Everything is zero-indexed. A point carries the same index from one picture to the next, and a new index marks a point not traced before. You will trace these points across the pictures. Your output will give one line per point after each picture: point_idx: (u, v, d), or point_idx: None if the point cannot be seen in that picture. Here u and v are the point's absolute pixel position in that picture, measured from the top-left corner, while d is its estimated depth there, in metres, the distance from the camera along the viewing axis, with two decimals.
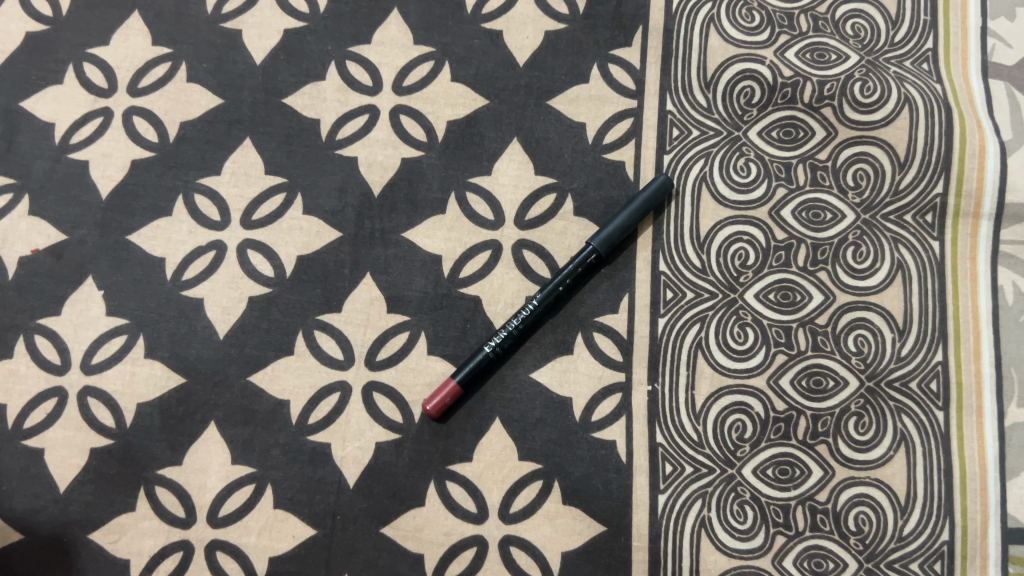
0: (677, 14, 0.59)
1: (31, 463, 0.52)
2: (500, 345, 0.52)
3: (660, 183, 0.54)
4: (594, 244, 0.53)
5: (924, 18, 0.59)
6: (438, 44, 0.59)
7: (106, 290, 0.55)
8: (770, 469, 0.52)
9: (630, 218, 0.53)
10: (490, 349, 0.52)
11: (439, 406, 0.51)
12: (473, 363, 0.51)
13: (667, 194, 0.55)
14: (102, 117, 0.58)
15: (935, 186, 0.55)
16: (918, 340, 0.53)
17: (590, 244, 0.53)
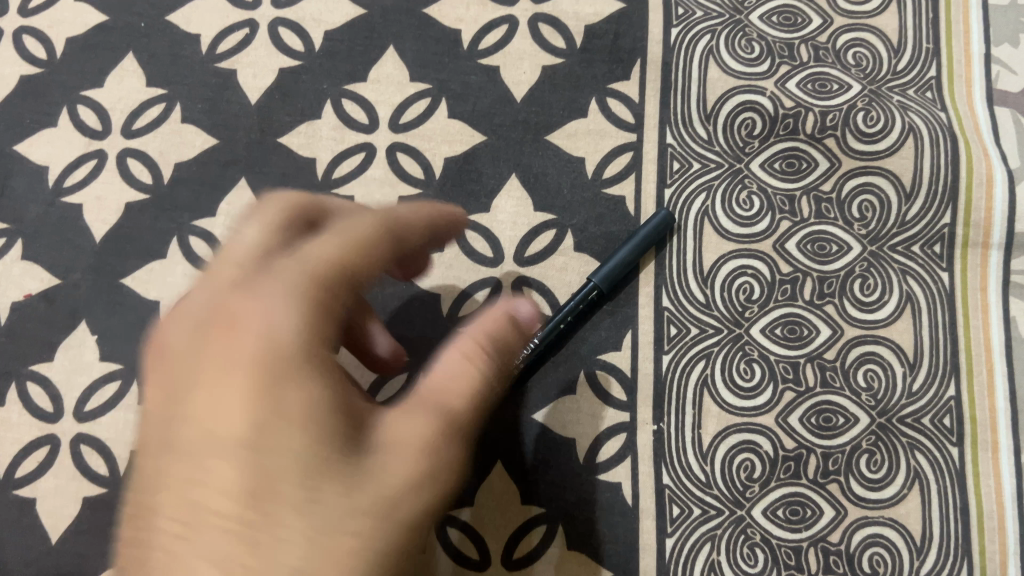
0: (676, 46, 0.58)
1: (24, 513, 0.51)
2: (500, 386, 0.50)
3: (661, 220, 0.53)
4: (598, 280, 0.52)
5: (926, 46, 0.58)
6: (435, 81, 0.58)
7: (100, 335, 0.54)
8: (781, 510, 0.50)
9: (632, 252, 0.52)
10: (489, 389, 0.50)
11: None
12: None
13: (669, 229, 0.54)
14: (97, 159, 0.57)
15: (942, 216, 0.54)
16: (929, 374, 0.52)
17: (594, 280, 0.52)
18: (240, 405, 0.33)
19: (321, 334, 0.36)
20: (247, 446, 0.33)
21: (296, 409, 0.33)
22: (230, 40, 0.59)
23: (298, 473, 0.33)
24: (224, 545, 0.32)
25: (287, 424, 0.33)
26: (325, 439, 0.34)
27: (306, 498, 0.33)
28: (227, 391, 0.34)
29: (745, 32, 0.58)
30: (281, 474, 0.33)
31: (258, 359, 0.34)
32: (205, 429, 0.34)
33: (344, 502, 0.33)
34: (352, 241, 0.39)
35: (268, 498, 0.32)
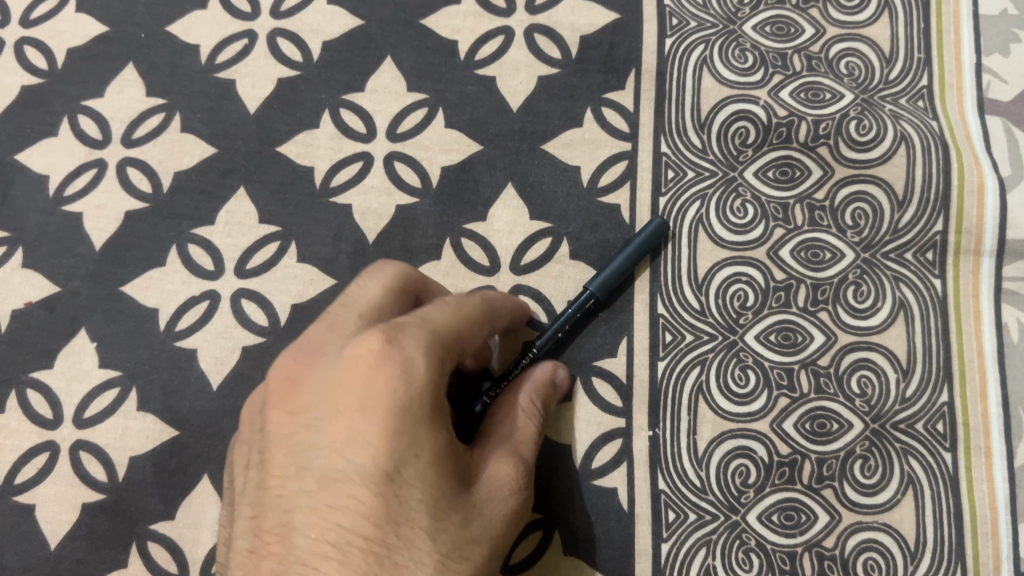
0: (670, 56, 0.59)
1: (23, 519, 0.51)
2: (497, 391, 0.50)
3: (656, 226, 0.53)
4: (594, 289, 0.52)
5: (918, 56, 0.59)
6: (432, 91, 0.59)
7: (99, 343, 0.54)
8: (776, 515, 0.50)
9: (626, 261, 0.52)
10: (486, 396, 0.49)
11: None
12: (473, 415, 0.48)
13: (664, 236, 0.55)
14: (97, 168, 0.58)
15: (934, 223, 0.55)
16: (922, 380, 0.52)
17: (591, 289, 0.52)
18: (377, 440, 0.36)
19: (441, 386, 0.39)
20: (385, 480, 0.36)
21: (424, 449, 0.37)
22: (229, 50, 0.60)
23: (423, 507, 0.36)
24: (358, 561, 0.35)
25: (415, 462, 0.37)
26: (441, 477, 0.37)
27: (430, 530, 0.36)
28: (366, 425, 0.36)
29: (738, 42, 0.59)
30: (410, 507, 0.36)
31: (397, 401, 0.37)
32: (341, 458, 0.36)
33: (460, 537, 0.37)
34: (463, 314, 0.43)
35: (400, 525, 0.36)
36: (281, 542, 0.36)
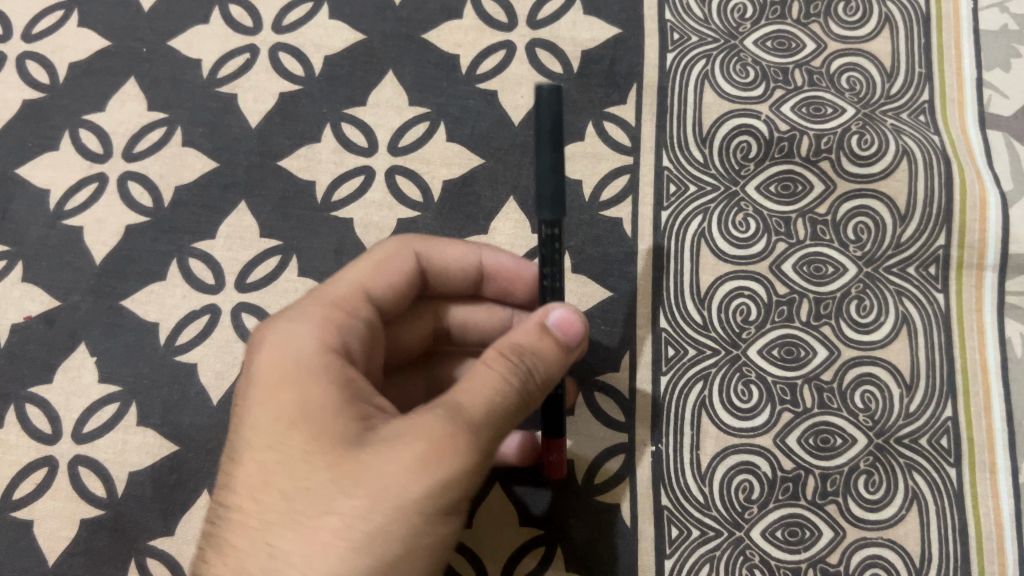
0: (672, 71, 0.59)
1: (21, 535, 0.51)
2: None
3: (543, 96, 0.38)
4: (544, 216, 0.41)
5: (919, 70, 0.59)
6: (433, 105, 0.59)
7: (99, 357, 0.54)
8: (779, 531, 0.50)
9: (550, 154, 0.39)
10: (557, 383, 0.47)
11: (558, 464, 0.48)
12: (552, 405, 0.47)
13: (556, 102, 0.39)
14: (98, 182, 0.58)
15: (937, 238, 0.54)
16: (926, 395, 0.52)
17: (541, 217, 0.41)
18: (261, 427, 0.36)
19: (333, 366, 0.38)
20: (263, 466, 0.35)
21: (299, 427, 0.35)
22: (231, 65, 0.60)
23: (325, 441, 0.35)
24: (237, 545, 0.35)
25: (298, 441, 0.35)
26: (341, 411, 0.36)
27: (341, 459, 0.34)
28: (257, 414, 0.37)
29: (739, 57, 0.59)
30: (313, 447, 0.35)
31: (275, 362, 0.38)
32: (254, 425, 0.36)
33: (336, 506, 0.33)
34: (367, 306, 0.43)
35: (276, 507, 0.34)
36: (235, 526, 0.35)
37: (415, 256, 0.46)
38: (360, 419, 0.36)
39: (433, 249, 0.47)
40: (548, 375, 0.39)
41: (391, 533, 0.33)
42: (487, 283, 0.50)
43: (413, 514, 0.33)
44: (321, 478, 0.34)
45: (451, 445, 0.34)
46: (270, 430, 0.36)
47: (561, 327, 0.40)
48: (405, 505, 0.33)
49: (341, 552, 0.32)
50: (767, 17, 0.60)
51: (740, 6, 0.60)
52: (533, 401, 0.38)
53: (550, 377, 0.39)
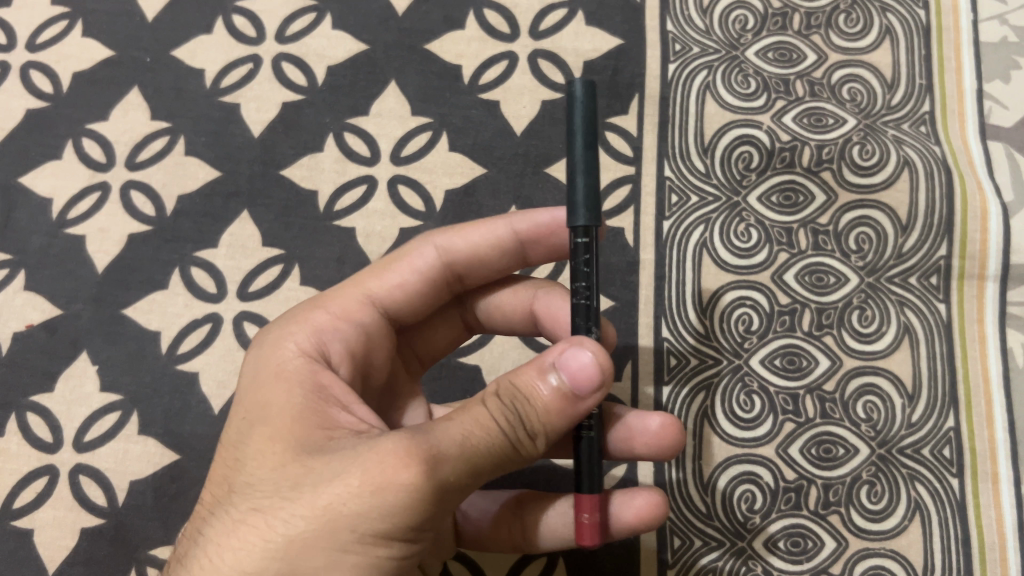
0: (673, 81, 0.59)
1: (20, 545, 0.50)
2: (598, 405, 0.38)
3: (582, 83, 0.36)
4: (582, 223, 0.37)
5: (920, 82, 0.59)
6: (436, 115, 0.59)
7: (100, 366, 0.54)
8: (782, 542, 0.50)
9: (591, 178, 0.36)
10: (586, 427, 0.38)
11: (592, 529, 0.38)
12: (585, 456, 0.38)
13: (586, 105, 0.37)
14: (100, 191, 0.58)
15: (939, 248, 0.55)
16: (928, 405, 0.52)
17: (577, 229, 0.37)
18: (235, 425, 0.37)
19: (313, 372, 0.38)
20: (232, 461, 0.36)
21: (263, 428, 0.36)
22: (234, 74, 0.60)
23: (281, 444, 0.35)
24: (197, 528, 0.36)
25: (263, 441, 0.35)
26: (303, 417, 0.35)
27: (288, 463, 0.34)
28: (236, 412, 0.38)
29: (741, 68, 0.59)
30: (268, 448, 0.35)
31: (260, 368, 0.39)
32: (233, 425, 0.37)
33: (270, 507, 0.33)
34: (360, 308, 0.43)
35: (231, 499, 0.35)
36: (198, 520, 0.36)
37: (435, 249, 0.45)
38: (324, 427, 0.35)
39: (458, 237, 0.45)
40: (543, 425, 0.34)
41: (313, 543, 0.31)
42: (531, 250, 0.46)
43: (345, 530, 0.31)
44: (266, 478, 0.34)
45: (395, 465, 0.31)
46: (240, 432, 0.37)
47: (573, 380, 0.34)
48: (334, 519, 0.31)
49: (261, 554, 0.31)
50: (768, 28, 0.60)
51: (741, 17, 0.61)
52: (526, 449, 0.34)
53: (551, 432, 0.34)
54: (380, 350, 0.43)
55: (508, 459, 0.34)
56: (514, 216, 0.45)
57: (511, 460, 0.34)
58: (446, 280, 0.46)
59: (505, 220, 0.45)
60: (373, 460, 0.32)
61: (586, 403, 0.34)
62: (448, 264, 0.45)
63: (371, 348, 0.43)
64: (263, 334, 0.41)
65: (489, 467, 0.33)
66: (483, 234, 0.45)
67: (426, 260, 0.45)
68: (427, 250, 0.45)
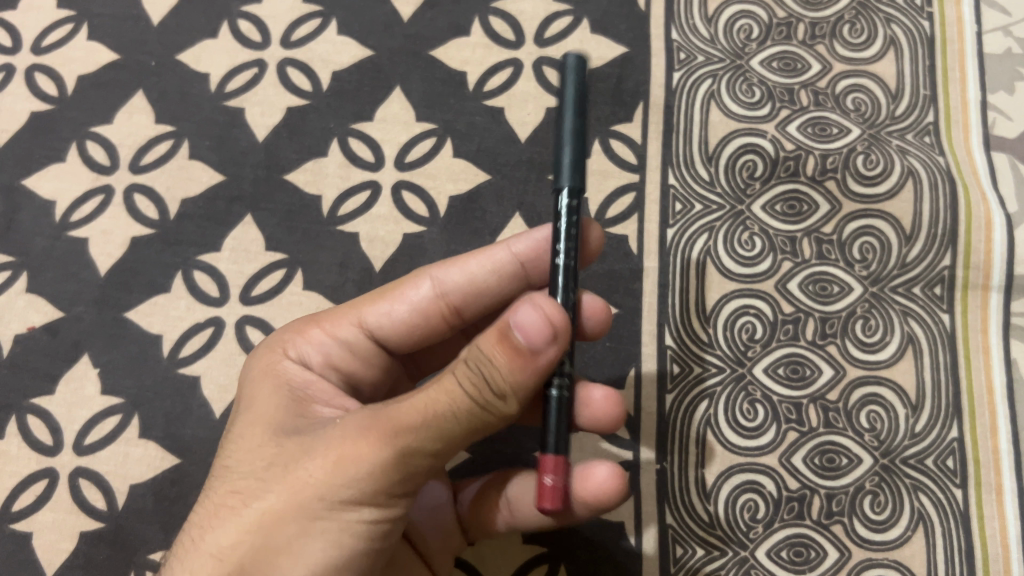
0: (678, 89, 0.59)
1: (19, 548, 0.50)
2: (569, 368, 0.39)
3: (575, 69, 0.39)
4: (568, 188, 0.39)
5: (924, 92, 0.59)
6: (440, 121, 0.59)
7: (101, 368, 0.54)
8: (785, 551, 0.50)
9: (577, 151, 0.39)
10: (555, 386, 0.38)
11: (555, 490, 0.37)
12: (551, 413, 0.38)
13: (585, 84, 0.40)
14: (103, 194, 0.58)
15: (943, 258, 0.55)
16: (932, 416, 0.52)
17: (562, 192, 0.39)
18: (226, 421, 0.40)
19: (297, 376, 0.42)
20: (220, 450, 0.39)
21: (248, 420, 0.39)
22: (239, 79, 0.60)
23: (261, 431, 0.38)
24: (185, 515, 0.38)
25: (247, 430, 0.38)
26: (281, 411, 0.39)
27: (267, 446, 0.37)
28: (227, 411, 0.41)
29: (745, 76, 0.59)
30: (250, 435, 0.38)
31: (251, 372, 0.42)
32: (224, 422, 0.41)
33: (248, 484, 0.36)
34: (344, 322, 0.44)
35: (213, 482, 0.37)
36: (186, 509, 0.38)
37: (430, 282, 0.45)
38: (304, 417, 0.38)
39: (453, 269, 0.45)
40: (510, 384, 0.34)
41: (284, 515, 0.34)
42: (533, 275, 0.46)
43: (314, 500, 0.34)
44: (244, 466, 0.37)
45: (361, 438, 0.34)
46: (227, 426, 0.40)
47: (525, 338, 0.33)
48: (304, 492, 0.34)
49: (238, 527, 0.34)
50: (773, 38, 0.60)
51: (746, 26, 0.61)
52: (495, 407, 0.34)
53: (522, 389, 0.34)
54: (367, 374, 0.45)
55: (475, 419, 0.34)
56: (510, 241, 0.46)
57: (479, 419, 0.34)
58: (442, 313, 0.45)
59: (503, 246, 0.46)
60: (339, 437, 0.35)
61: (546, 356, 0.34)
62: (445, 295, 0.45)
63: (362, 364, 0.44)
64: (259, 345, 0.44)
65: (455, 430, 0.34)
66: (483, 261, 0.45)
67: (422, 293, 0.45)
68: (423, 283, 0.45)
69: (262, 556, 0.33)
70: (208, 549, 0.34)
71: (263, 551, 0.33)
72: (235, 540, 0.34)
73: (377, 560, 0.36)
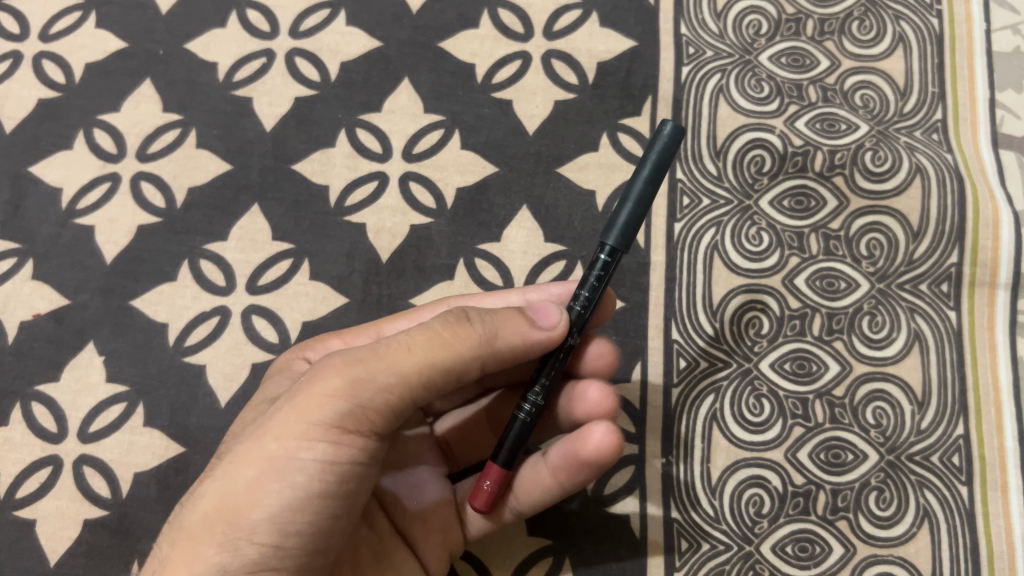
0: (687, 84, 0.59)
1: (22, 535, 0.50)
2: (541, 399, 0.42)
3: (665, 145, 0.40)
4: (611, 245, 0.41)
5: (932, 90, 0.59)
6: (448, 112, 0.59)
7: (106, 356, 0.53)
8: (790, 546, 0.50)
9: (633, 217, 0.41)
10: (522, 413, 0.42)
11: (487, 495, 0.42)
12: (511, 434, 0.42)
13: (671, 158, 0.41)
14: (110, 182, 0.57)
15: (950, 255, 0.55)
16: (937, 412, 0.52)
17: (604, 245, 0.41)
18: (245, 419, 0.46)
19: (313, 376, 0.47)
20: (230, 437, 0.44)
21: (254, 409, 0.44)
22: (247, 68, 0.60)
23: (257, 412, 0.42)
24: None
25: (251, 416, 0.43)
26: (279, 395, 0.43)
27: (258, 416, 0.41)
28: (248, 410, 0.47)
29: (754, 72, 0.59)
30: (251, 417, 0.43)
31: (278, 367, 0.48)
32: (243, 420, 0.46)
33: (232, 445, 0.40)
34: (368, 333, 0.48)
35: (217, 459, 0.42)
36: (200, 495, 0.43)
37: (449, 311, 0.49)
38: None
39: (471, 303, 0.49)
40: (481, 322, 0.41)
41: (248, 457, 0.37)
42: None
43: (273, 439, 0.37)
44: (229, 444, 0.41)
45: (319, 388, 0.38)
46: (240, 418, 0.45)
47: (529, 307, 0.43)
48: (268, 435, 0.38)
49: (214, 477, 0.38)
50: (782, 33, 0.60)
51: (756, 22, 0.61)
52: (455, 346, 0.39)
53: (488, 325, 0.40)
54: None
55: (432, 360, 0.39)
56: (528, 290, 0.49)
57: (438, 357, 0.39)
58: None
59: (519, 292, 0.50)
60: (303, 386, 0.39)
61: (539, 335, 0.41)
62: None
63: None
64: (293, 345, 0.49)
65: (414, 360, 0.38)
66: (498, 300, 0.49)
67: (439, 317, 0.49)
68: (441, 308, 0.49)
69: (226, 499, 0.37)
70: (191, 498, 0.39)
71: (228, 496, 0.37)
72: (206, 491, 0.38)
73: (344, 502, 0.38)
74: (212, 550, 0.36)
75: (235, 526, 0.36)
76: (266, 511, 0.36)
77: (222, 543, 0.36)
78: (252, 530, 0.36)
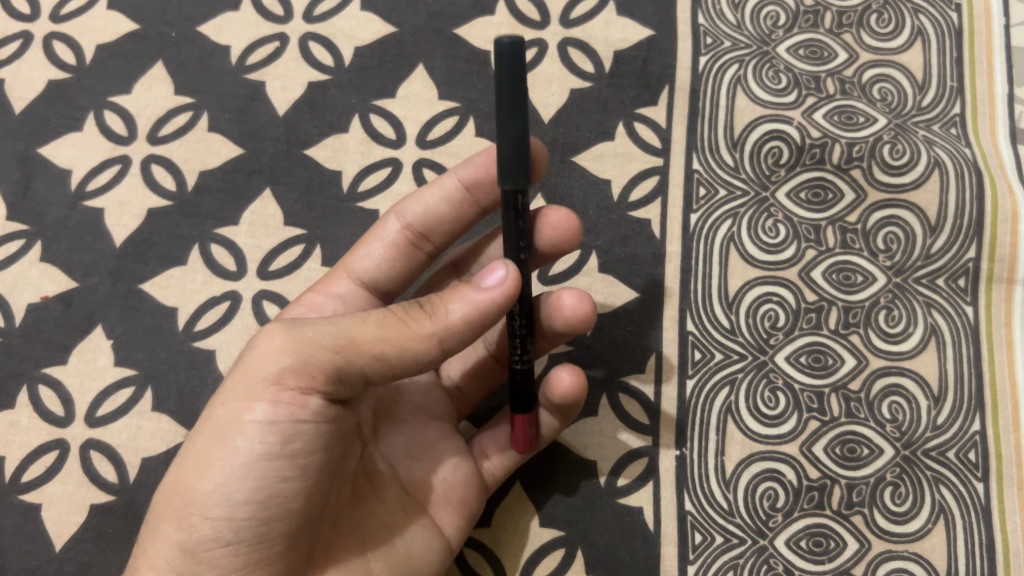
0: (704, 74, 0.58)
1: (27, 519, 0.49)
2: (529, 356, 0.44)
3: (507, 64, 0.33)
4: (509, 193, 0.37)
5: (950, 84, 0.58)
6: (462, 99, 0.58)
7: (114, 340, 0.53)
8: (804, 541, 0.49)
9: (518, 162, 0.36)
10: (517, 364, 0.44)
11: (527, 438, 0.46)
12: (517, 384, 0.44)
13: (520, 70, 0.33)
14: (120, 164, 0.57)
15: (968, 250, 0.54)
16: (954, 408, 0.51)
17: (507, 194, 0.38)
18: None
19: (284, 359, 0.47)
20: None
21: None
22: (260, 52, 0.60)
23: None
24: None
25: None
26: None
27: None
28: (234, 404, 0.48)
29: (772, 63, 0.59)
30: None
31: None
32: None
33: None
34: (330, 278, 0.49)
35: None
36: None
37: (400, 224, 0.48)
38: None
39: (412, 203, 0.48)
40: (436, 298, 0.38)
41: (202, 434, 0.37)
42: (481, 197, 0.48)
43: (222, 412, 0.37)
44: None
45: (263, 348, 0.37)
46: None
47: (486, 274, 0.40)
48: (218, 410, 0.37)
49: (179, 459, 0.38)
50: (800, 25, 0.60)
51: (773, 13, 0.60)
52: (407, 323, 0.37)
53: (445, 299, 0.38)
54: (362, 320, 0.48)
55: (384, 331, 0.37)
56: (454, 172, 0.47)
57: (392, 331, 0.37)
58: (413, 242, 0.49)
59: (450, 174, 0.48)
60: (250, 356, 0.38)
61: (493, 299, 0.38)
62: (414, 231, 0.48)
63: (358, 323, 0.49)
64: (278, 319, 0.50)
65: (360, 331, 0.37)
66: (433, 190, 0.48)
67: (392, 230, 0.49)
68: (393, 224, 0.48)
69: (182, 479, 0.37)
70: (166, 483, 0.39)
71: (185, 475, 0.37)
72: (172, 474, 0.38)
73: (298, 465, 0.37)
74: (171, 528, 0.37)
75: (188, 503, 0.36)
76: (213, 484, 0.36)
77: (179, 522, 0.36)
78: (204, 505, 0.36)
